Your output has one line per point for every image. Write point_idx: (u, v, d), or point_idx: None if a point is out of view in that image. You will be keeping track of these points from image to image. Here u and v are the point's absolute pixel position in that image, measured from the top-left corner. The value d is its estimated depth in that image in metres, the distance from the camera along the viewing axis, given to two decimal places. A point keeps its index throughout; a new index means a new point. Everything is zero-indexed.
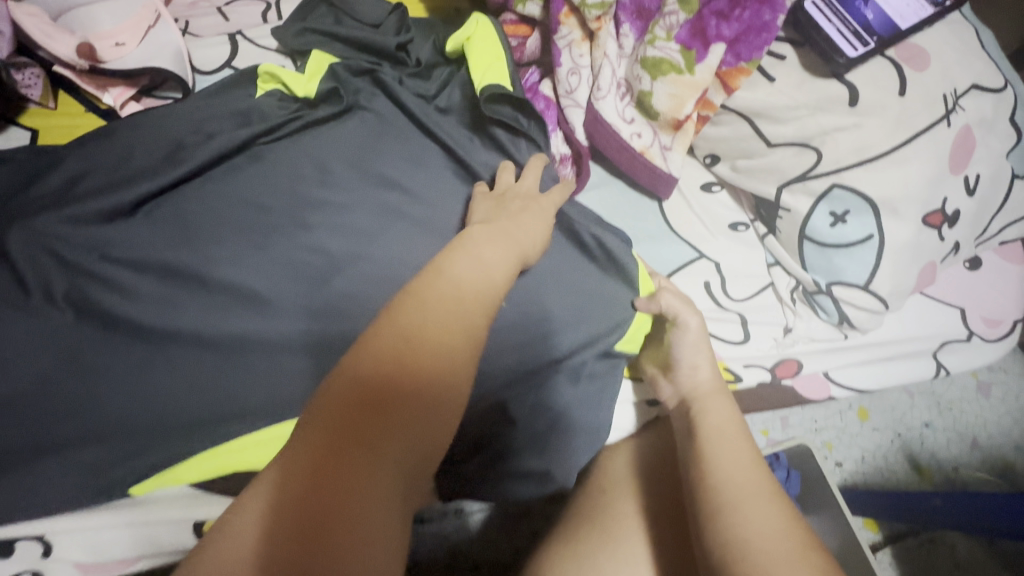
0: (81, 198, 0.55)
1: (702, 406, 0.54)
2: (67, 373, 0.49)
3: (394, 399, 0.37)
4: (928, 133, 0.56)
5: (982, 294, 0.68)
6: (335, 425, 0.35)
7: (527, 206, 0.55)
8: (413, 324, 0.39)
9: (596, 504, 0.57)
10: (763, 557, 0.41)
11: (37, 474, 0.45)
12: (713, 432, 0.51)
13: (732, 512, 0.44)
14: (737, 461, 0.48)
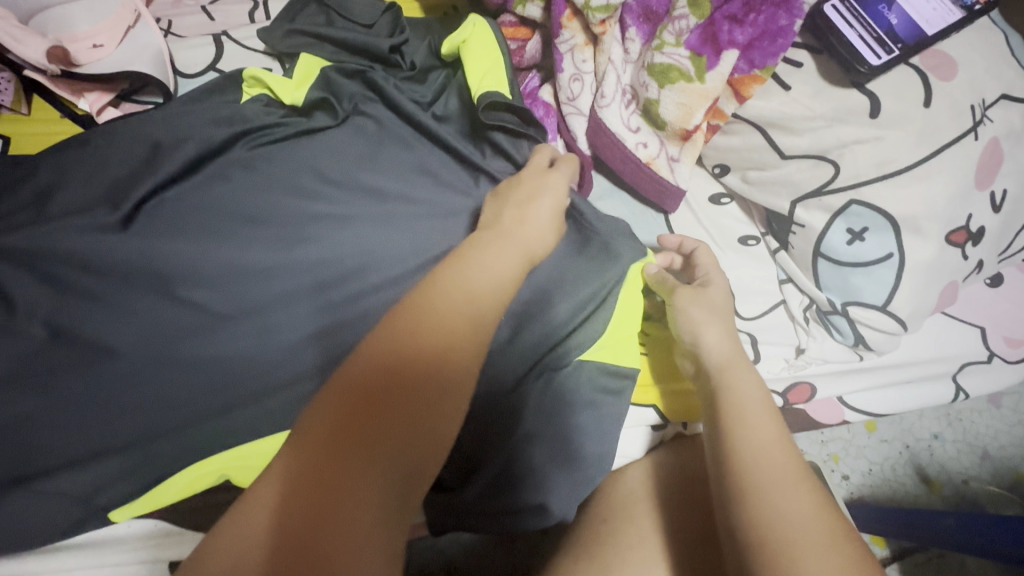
0: (54, 210, 0.52)
1: (726, 381, 0.49)
2: (40, 402, 0.46)
3: (398, 396, 0.34)
4: (954, 146, 0.53)
5: (1003, 312, 0.65)
6: (336, 427, 0.32)
7: (545, 186, 0.51)
8: (415, 320, 0.36)
9: (597, 531, 0.55)
10: (795, 543, 0.39)
11: (7, 508, 0.43)
12: (735, 407, 0.47)
13: (761, 495, 0.41)
14: (764, 440, 0.44)
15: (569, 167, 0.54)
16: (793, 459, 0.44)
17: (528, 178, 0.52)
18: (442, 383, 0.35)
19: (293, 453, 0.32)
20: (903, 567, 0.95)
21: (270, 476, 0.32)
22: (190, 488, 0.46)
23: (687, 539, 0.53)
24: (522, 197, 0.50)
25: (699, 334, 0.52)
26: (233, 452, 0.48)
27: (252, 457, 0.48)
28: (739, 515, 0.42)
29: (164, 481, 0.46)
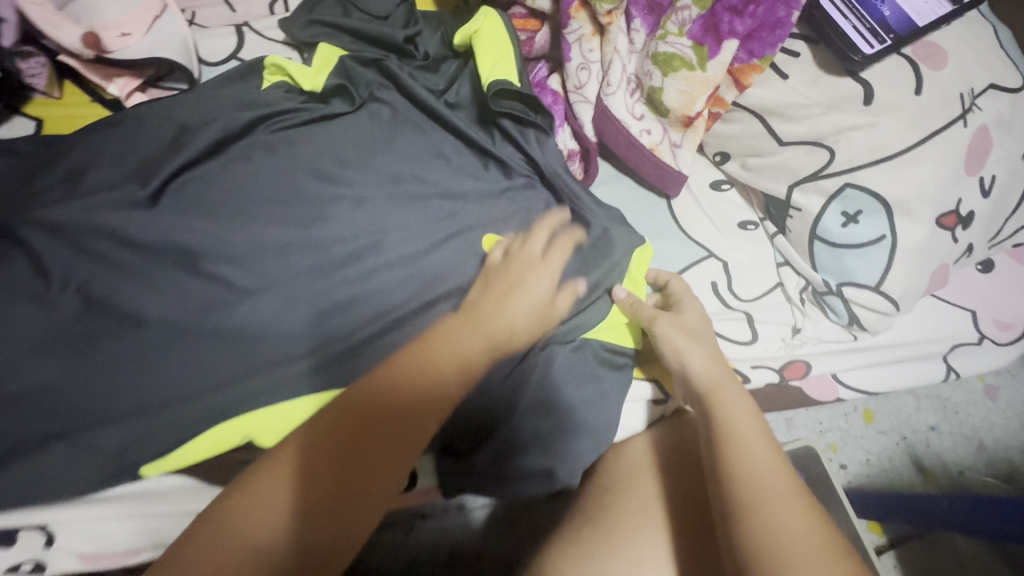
0: (86, 185, 0.54)
1: (718, 399, 0.52)
2: (74, 363, 0.48)
3: (384, 430, 0.42)
4: (945, 132, 0.55)
5: (994, 297, 0.67)
6: (333, 447, 0.40)
7: (530, 282, 0.54)
8: (396, 372, 0.45)
9: (601, 502, 0.58)
10: (792, 556, 0.42)
11: (42, 463, 0.45)
12: (730, 425, 0.50)
13: (761, 516, 0.44)
14: (755, 455, 0.48)
15: (561, 260, 0.56)
16: (790, 477, 0.47)
17: (520, 267, 0.55)
18: (420, 420, 0.43)
19: (295, 469, 0.39)
20: (898, 554, 0.98)
21: (275, 486, 0.38)
22: (215, 445, 0.48)
23: (681, 508, 0.56)
24: (511, 285, 0.53)
25: (687, 359, 0.55)
26: (256, 413, 0.49)
27: (274, 419, 0.49)
28: (741, 534, 0.44)
29: (191, 440, 0.48)
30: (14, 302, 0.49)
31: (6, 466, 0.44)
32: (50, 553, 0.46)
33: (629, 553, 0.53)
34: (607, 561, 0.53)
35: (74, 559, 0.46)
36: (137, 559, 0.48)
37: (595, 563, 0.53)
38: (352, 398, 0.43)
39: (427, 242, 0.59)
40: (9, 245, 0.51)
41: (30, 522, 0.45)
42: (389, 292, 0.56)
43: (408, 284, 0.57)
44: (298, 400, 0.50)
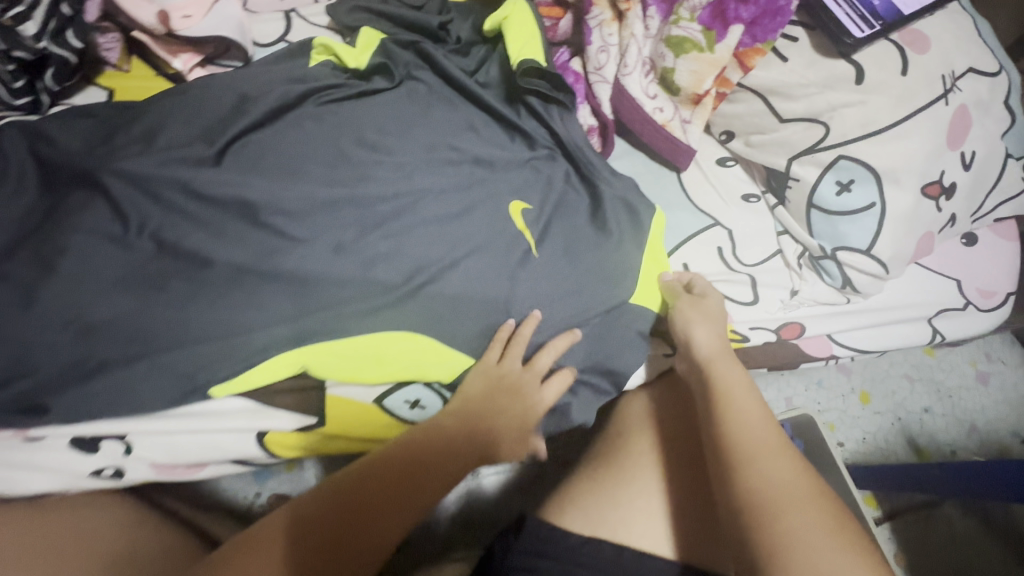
0: (160, 141, 0.60)
1: (716, 371, 0.59)
2: (151, 294, 0.54)
3: (366, 507, 0.51)
4: (929, 109, 0.62)
5: (977, 267, 0.73)
6: (325, 511, 0.50)
7: (526, 406, 0.61)
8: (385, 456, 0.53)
9: (613, 444, 0.66)
10: (777, 503, 0.47)
11: (126, 378, 0.51)
12: (727, 392, 0.57)
13: (755, 467, 0.50)
14: (749, 417, 0.54)
15: (554, 393, 0.63)
16: (778, 437, 0.53)
17: (518, 385, 0.61)
18: (396, 501, 0.52)
19: (286, 537, 0.48)
20: (895, 526, 1.02)
21: (268, 546, 0.47)
22: (280, 371, 0.55)
23: (683, 456, 0.62)
24: (505, 402, 0.60)
25: (696, 336, 0.62)
26: (312, 346, 0.56)
27: (330, 352, 0.56)
28: (737, 481, 0.50)
29: (256, 367, 0.54)
30: (96, 241, 0.55)
31: (95, 378, 0.50)
32: (128, 462, 0.53)
33: (636, 482, 0.61)
34: (618, 492, 0.60)
35: (147, 468, 0.54)
36: (196, 474, 0.57)
37: (606, 494, 0.61)
38: (343, 480, 0.52)
39: (461, 203, 0.65)
40: (92, 190, 0.56)
41: (116, 433, 0.52)
42: (428, 246, 0.62)
43: (444, 239, 0.63)
44: (349, 335, 0.57)
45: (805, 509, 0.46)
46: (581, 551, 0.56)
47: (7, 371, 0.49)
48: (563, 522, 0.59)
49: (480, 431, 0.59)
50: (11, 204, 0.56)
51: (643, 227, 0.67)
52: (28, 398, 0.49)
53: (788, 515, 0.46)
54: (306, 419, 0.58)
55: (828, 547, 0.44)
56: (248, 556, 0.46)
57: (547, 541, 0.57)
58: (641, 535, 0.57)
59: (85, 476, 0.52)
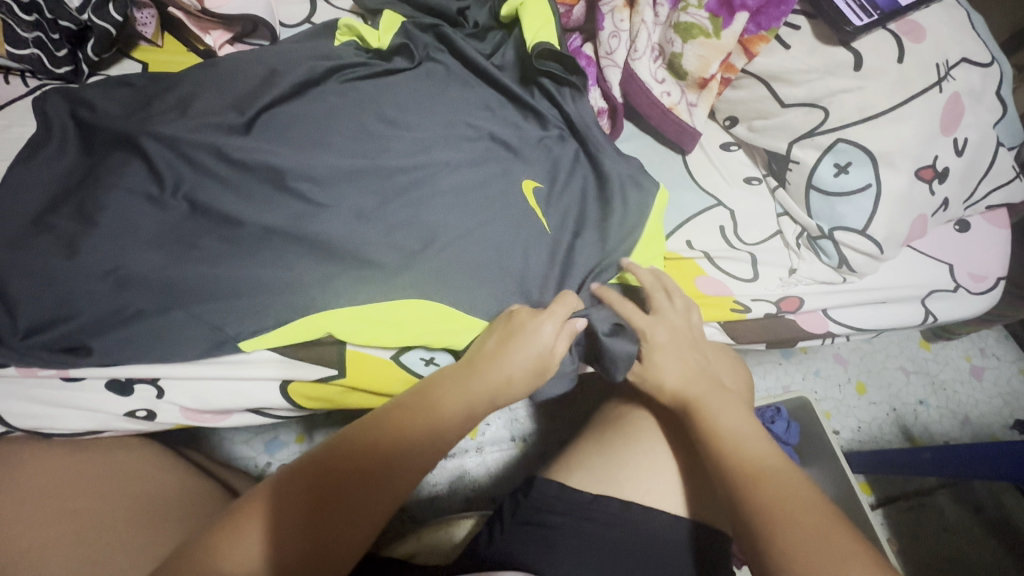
0: (194, 109, 0.64)
1: (716, 402, 0.59)
2: (185, 250, 0.57)
3: (360, 484, 0.47)
4: (923, 96, 0.65)
5: (969, 253, 0.76)
6: (320, 470, 0.47)
7: (528, 334, 0.58)
8: (373, 437, 0.50)
9: (621, 413, 0.69)
10: (783, 515, 0.47)
11: (162, 326, 0.54)
12: (725, 421, 0.57)
13: (772, 484, 0.50)
14: (752, 440, 0.55)
15: (565, 311, 0.60)
16: (781, 460, 0.53)
17: (519, 330, 0.59)
18: (387, 480, 0.48)
19: (276, 496, 0.45)
20: (887, 513, 1.03)
21: (259, 508, 0.45)
22: (305, 330, 0.58)
23: (685, 448, 0.64)
24: (499, 341, 0.58)
25: (660, 365, 0.63)
26: (334, 304, 0.59)
27: (353, 312, 0.59)
28: (754, 497, 0.50)
29: (282, 325, 0.57)
30: (134, 200, 0.58)
31: (133, 324, 0.54)
32: (160, 405, 0.57)
33: (643, 445, 0.64)
34: (627, 455, 0.63)
35: (177, 411, 0.58)
36: (223, 422, 0.61)
37: (617, 457, 0.63)
38: (331, 456, 0.48)
39: (475, 176, 0.68)
40: (131, 152, 0.60)
41: (148, 377, 0.55)
42: (445, 216, 0.65)
43: (460, 210, 0.66)
44: (370, 296, 0.60)
45: (830, 522, 0.46)
46: (590, 507, 0.59)
47: (52, 314, 0.52)
48: (572, 481, 0.62)
49: (482, 378, 0.56)
50: (56, 164, 0.60)
51: (644, 202, 0.70)
52: (71, 339, 0.53)
53: (794, 528, 0.46)
54: (328, 371, 0.61)
55: (843, 560, 0.44)
56: (235, 530, 0.43)
57: (555, 496, 0.61)
58: (648, 494, 0.60)
59: (120, 417, 0.56)
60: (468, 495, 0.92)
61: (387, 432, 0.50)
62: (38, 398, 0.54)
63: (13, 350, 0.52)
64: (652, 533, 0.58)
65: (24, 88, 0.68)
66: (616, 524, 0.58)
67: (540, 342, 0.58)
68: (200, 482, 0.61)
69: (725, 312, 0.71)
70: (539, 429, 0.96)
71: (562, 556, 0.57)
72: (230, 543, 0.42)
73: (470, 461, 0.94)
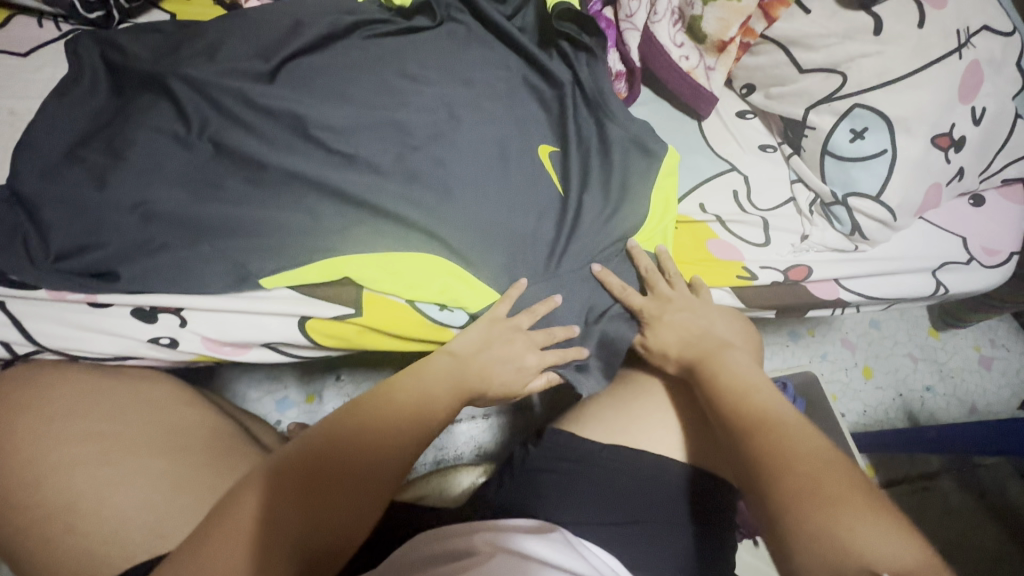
0: (222, 56, 0.65)
1: (727, 359, 0.60)
2: (209, 188, 0.59)
3: (353, 455, 0.48)
4: (942, 62, 0.65)
5: (982, 227, 0.76)
6: (320, 445, 0.47)
7: (517, 367, 0.62)
8: (370, 416, 0.51)
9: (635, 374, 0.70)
10: (792, 465, 0.47)
11: (189, 260, 0.56)
12: (734, 377, 0.58)
13: (776, 434, 0.50)
14: (759, 391, 0.56)
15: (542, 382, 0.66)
16: (788, 411, 0.54)
17: (508, 339, 0.62)
18: (386, 454, 0.49)
19: (275, 471, 0.45)
20: (891, 494, 1.03)
21: (257, 484, 0.44)
22: (325, 269, 0.59)
23: (696, 413, 0.63)
24: (479, 344, 0.61)
25: (665, 333, 0.65)
26: (353, 248, 0.60)
27: (371, 257, 0.60)
28: (761, 449, 0.50)
29: (303, 264, 0.59)
30: (162, 138, 0.60)
31: (162, 254, 0.56)
32: (182, 333, 0.58)
33: (654, 403, 0.65)
34: (637, 408, 0.64)
35: (198, 341, 0.59)
36: (242, 356, 0.62)
37: (628, 411, 0.64)
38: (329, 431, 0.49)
39: (493, 133, 0.69)
40: (161, 94, 0.62)
41: (172, 306, 0.57)
42: (463, 169, 0.66)
43: (478, 163, 0.66)
44: (388, 242, 0.61)
45: (829, 474, 0.46)
46: (599, 456, 0.60)
47: (82, 241, 0.54)
48: (583, 431, 0.64)
49: (469, 375, 0.59)
50: (87, 103, 0.62)
51: (653, 168, 0.71)
52: (101, 266, 0.54)
53: (801, 472, 0.47)
54: (345, 311, 0.62)
55: (850, 505, 0.44)
56: (234, 497, 0.43)
57: (566, 446, 0.62)
58: (658, 445, 0.61)
59: (145, 343, 0.58)
60: (474, 458, 0.94)
61: (384, 411, 0.52)
62: (67, 322, 0.56)
63: (44, 272, 0.53)
64: (659, 481, 0.59)
65: (57, 32, 0.69)
66: (626, 471, 0.59)
67: (534, 362, 0.63)
68: (224, 417, 0.62)
69: (729, 278, 0.71)
70: (544, 398, 0.97)
71: (573, 498, 0.58)
72: (231, 507, 0.43)
73: (476, 426, 0.95)
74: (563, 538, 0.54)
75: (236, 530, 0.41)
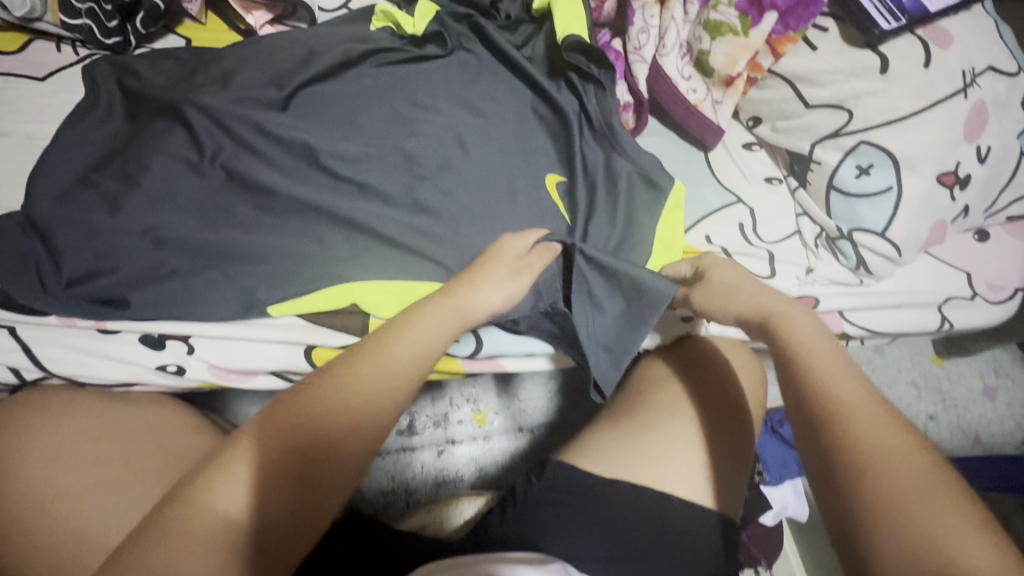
0: (236, 84, 0.66)
1: (791, 321, 0.52)
2: (220, 216, 0.60)
3: (343, 423, 0.45)
4: (948, 101, 0.66)
5: (987, 262, 0.77)
6: (308, 414, 0.44)
7: (504, 273, 0.57)
8: (348, 390, 0.46)
9: (646, 398, 0.69)
10: (880, 463, 0.41)
11: (197, 287, 0.57)
12: (800, 342, 0.50)
13: (859, 421, 0.43)
14: (835, 361, 0.47)
15: (540, 265, 0.60)
16: (865, 388, 0.45)
17: (496, 258, 0.58)
18: (377, 416, 0.46)
19: (256, 447, 0.43)
20: None
21: (236, 466, 0.42)
22: (329, 299, 0.59)
23: (713, 423, 0.64)
24: (473, 275, 0.57)
25: (716, 293, 0.58)
26: (359, 278, 0.60)
27: (372, 289, 0.60)
28: (844, 439, 0.42)
29: (310, 293, 0.59)
30: (176, 165, 0.61)
31: (172, 281, 0.56)
32: (189, 361, 0.59)
33: (658, 433, 0.64)
34: (642, 440, 0.64)
35: (206, 369, 0.59)
36: (249, 382, 0.62)
37: (633, 443, 0.64)
38: (291, 414, 0.44)
39: (501, 163, 0.69)
40: (175, 121, 0.63)
41: (179, 334, 0.58)
42: (470, 198, 0.66)
43: (486, 192, 0.67)
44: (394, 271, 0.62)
45: (918, 481, 0.39)
46: (601, 488, 0.60)
47: (95, 268, 0.55)
48: (586, 463, 0.63)
49: (462, 314, 0.54)
50: (103, 128, 0.63)
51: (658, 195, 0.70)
52: (111, 292, 0.55)
53: (895, 478, 0.40)
54: (351, 340, 0.62)
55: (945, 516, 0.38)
56: (212, 481, 0.41)
57: (569, 479, 0.61)
58: (662, 478, 0.61)
59: (151, 370, 0.58)
60: (475, 477, 0.94)
61: (378, 368, 0.47)
62: (76, 347, 0.56)
63: (56, 298, 0.55)
64: (661, 515, 0.59)
65: (75, 57, 0.71)
66: (627, 504, 0.59)
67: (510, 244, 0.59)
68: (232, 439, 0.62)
69: None
70: (546, 419, 0.97)
71: (573, 531, 0.59)
72: (203, 500, 0.40)
73: (478, 446, 0.95)
74: (562, 569, 0.55)
75: (217, 521, 0.40)
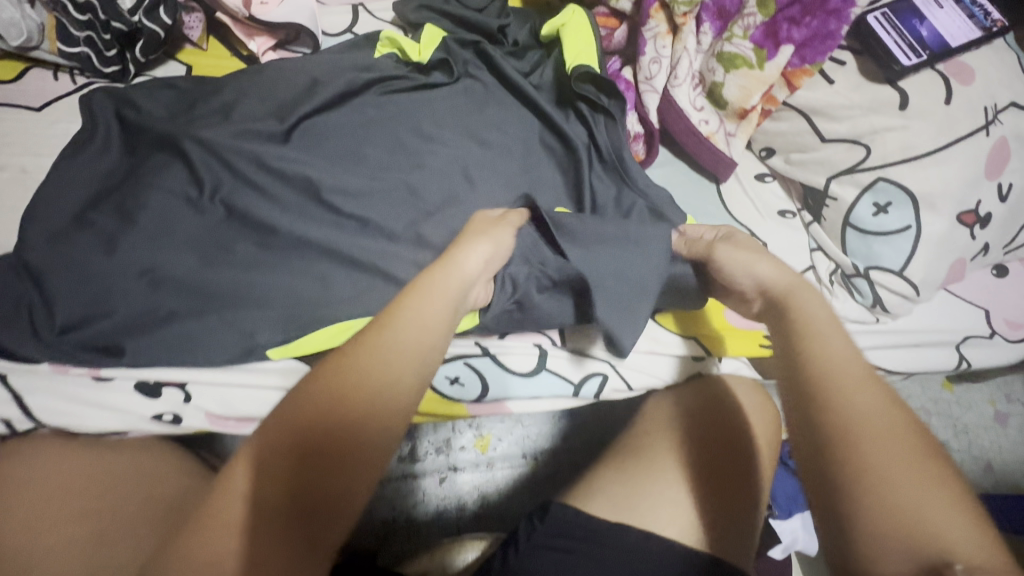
0: (238, 115, 0.65)
1: (803, 294, 0.49)
2: (219, 255, 0.58)
3: (351, 403, 0.41)
4: (969, 138, 0.64)
5: (1005, 299, 0.75)
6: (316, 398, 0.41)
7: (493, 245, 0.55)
8: (349, 369, 0.42)
9: (651, 435, 0.66)
10: (868, 435, 0.39)
11: (195, 331, 0.55)
12: (803, 317, 0.47)
13: (851, 394, 0.41)
14: (836, 335, 0.45)
15: (517, 219, 0.60)
16: (862, 363, 0.43)
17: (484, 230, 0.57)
18: (393, 395, 0.42)
19: (265, 437, 0.41)
20: None
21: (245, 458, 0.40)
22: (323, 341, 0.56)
23: (724, 463, 0.61)
24: (459, 244, 0.54)
25: (723, 263, 0.56)
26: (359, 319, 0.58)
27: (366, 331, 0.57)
28: (834, 410, 0.40)
29: (310, 333, 0.57)
30: (175, 201, 0.59)
31: (169, 325, 0.55)
32: (187, 409, 0.57)
33: (666, 477, 0.61)
34: (650, 483, 0.61)
35: (203, 416, 0.57)
36: (244, 430, 0.59)
37: (641, 487, 0.61)
38: (297, 401, 0.42)
39: (508, 196, 0.68)
40: (174, 155, 0.61)
41: (176, 379, 0.56)
42: None
43: None
44: None
45: (904, 461, 0.37)
46: (608, 533, 0.58)
47: (91, 313, 0.54)
48: (591, 507, 0.60)
49: (453, 282, 0.50)
50: (100, 162, 0.61)
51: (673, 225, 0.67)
52: (107, 338, 0.54)
53: (879, 455, 0.38)
54: None
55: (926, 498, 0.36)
56: (224, 478, 0.40)
57: (576, 524, 0.59)
58: (671, 526, 0.58)
59: (147, 420, 0.56)
60: (476, 506, 0.91)
61: (389, 345, 0.44)
62: (70, 395, 0.54)
63: (49, 344, 0.53)
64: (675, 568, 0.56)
65: (73, 85, 0.69)
66: (637, 551, 0.56)
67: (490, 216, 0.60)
68: None
69: (753, 347, 0.72)
70: (548, 449, 0.95)
71: None
72: (214, 497, 0.39)
73: (479, 474, 0.93)
74: None
75: (219, 517, 0.38)
